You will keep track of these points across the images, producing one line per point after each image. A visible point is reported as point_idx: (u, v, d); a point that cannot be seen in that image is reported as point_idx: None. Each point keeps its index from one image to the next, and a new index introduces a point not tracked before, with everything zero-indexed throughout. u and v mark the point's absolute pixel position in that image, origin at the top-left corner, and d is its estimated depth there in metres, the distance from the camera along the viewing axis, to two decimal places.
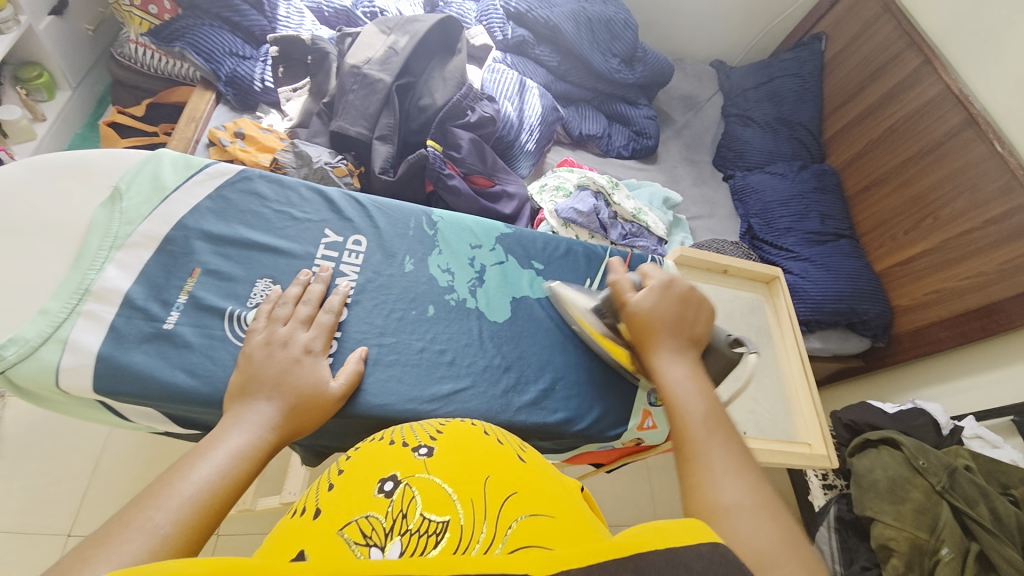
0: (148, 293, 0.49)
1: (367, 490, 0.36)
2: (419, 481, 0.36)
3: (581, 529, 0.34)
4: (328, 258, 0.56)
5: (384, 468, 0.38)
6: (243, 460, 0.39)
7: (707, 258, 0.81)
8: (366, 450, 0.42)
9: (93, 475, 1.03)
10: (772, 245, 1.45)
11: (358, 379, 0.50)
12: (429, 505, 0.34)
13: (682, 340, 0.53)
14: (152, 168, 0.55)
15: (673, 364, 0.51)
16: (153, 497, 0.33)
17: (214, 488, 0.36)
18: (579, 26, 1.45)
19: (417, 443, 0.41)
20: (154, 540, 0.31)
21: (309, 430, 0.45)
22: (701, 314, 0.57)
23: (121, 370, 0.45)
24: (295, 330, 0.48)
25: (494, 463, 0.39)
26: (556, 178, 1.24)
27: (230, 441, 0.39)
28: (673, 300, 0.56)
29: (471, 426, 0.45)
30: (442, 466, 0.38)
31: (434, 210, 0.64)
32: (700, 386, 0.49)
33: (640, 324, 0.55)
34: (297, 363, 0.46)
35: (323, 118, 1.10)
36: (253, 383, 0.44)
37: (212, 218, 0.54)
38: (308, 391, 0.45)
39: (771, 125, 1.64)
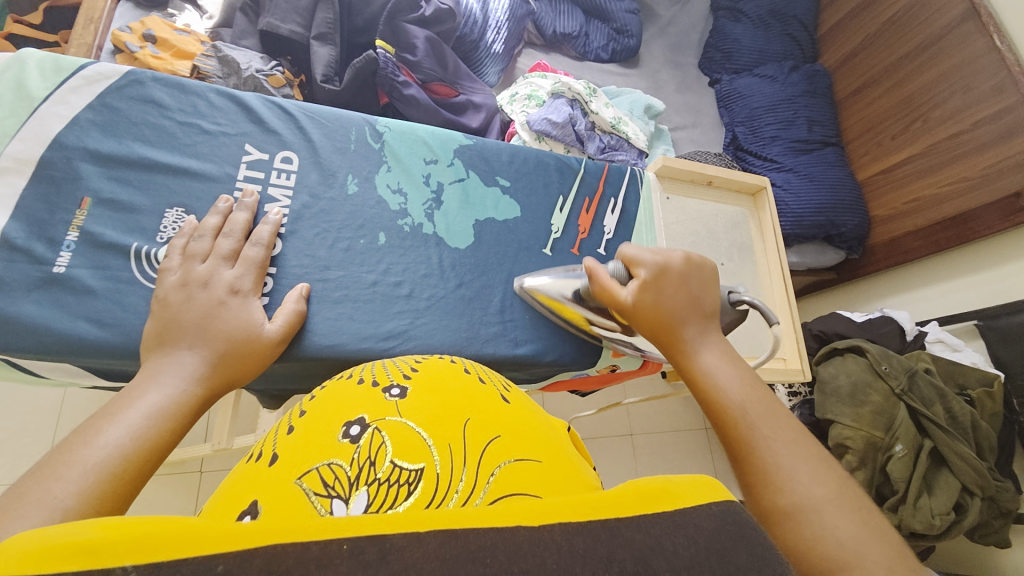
0: (29, 231, 0.41)
1: (331, 435, 0.32)
2: (390, 426, 0.32)
3: (570, 476, 0.30)
4: (252, 180, 0.48)
5: (350, 412, 0.34)
6: (167, 420, 0.33)
7: (691, 169, 0.74)
8: (334, 390, 0.38)
9: (60, 422, 1.01)
10: (757, 156, 1.37)
11: (301, 319, 0.45)
12: (400, 452, 0.29)
13: (702, 324, 0.48)
14: (12, 72, 0.44)
15: (706, 352, 0.45)
16: (51, 467, 0.28)
17: (125, 454, 0.30)
18: None
19: (389, 383, 0.37)
20: (53, 515, 0.25)
21: (244, 380, 0.40)
22: (706, 286, 0.51)
23: (10, 323, 0.39)
24: (216, 268, 0.42)
25: (472, 404, 0.35)
26: (527, 86, 1.11)
27: (146, 397, 0.34)
28: (682, 284, 0.50)
29: (450, 363, 0.42)
30: (417, 409, 0.33)
31: (379, 119, 0.55)
32: (735, 367, 0.44)
33: (655, 319, 0.48)
34: (222, 305, 0.40)
35: (249, 15, 0.92)
36: (172, 330, 0.38)
37: (97, 134, 0.44)
38: (239, 337, 0.40)
39: (764, 20, 1.49)
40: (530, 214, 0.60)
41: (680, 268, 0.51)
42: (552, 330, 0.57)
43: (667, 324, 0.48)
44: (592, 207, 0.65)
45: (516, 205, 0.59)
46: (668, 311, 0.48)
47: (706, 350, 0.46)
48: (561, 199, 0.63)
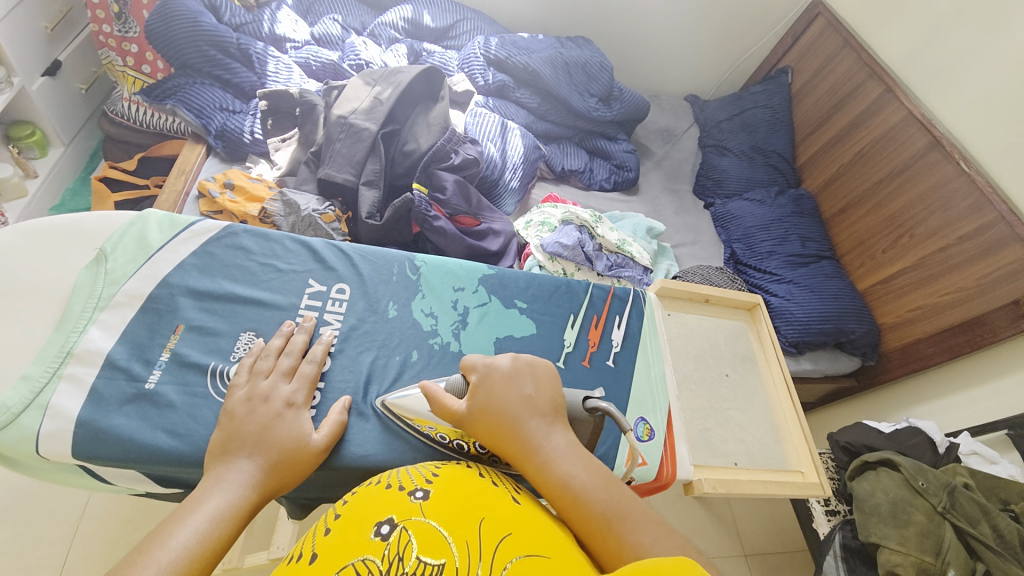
0: (131, 353, 0.49)
1: (364, 533, 0.39)
2: (416, 525, 0.39)
3: (572, 567, 0.37)
4: (312, 307, 0.57)
5: (380, 512, 0.41)
6: (226, 522, 0.40)
7: (689, 288, 0.83)
8: (364, 495, 0.44)
9: (74, 537, 1.00)
10: (756, 269, 1.48)
11: (342, 429, 0.51)
12: (424, 548, 0.37)
13: (543, 419, 0.48)
14: (138, 229, 0.55)
15: (553, 454, 0.46)
16: (130, 568, 0.35)
17: (192, 554, 0.37)
18: (557, 69, 1.54)
19: (413, 487, 0.44)
20: None
21: (291, 485, 0.45)
22: (539, 377, 0.52)
23: (101, 434, 0.45)
24: (277, 383, 0.49)
25: (485, 503, 0.42)
26: (540, 214, 1.28)
27: (210, 502, 0.40)
28: (508, 382, 0.50)
29: (464, 467, 0.49)
30: (436, 510, 0.40)
31: (417, 255, 0.65)
32: (585, 467, 0.45)
33: (496, 429, 0.48)
34: (280, 418, 0.47)
35: (311, 166, 1.13)
36: (235, 441, 0.44)
37: (197, 274, 0.55)
38: (291, 445, 0.46)
39: (747, 154, 1.70)
40: (544, 331, 0.66)
41: (513, 368, 0.52)
42: None
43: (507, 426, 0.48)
44: (599, 323, 0.70)
45: (533, 324, 0.65)
46: (500, 410, 0.49)
47: (543, 443, 0.46)
48: (572, 317, 0.69)
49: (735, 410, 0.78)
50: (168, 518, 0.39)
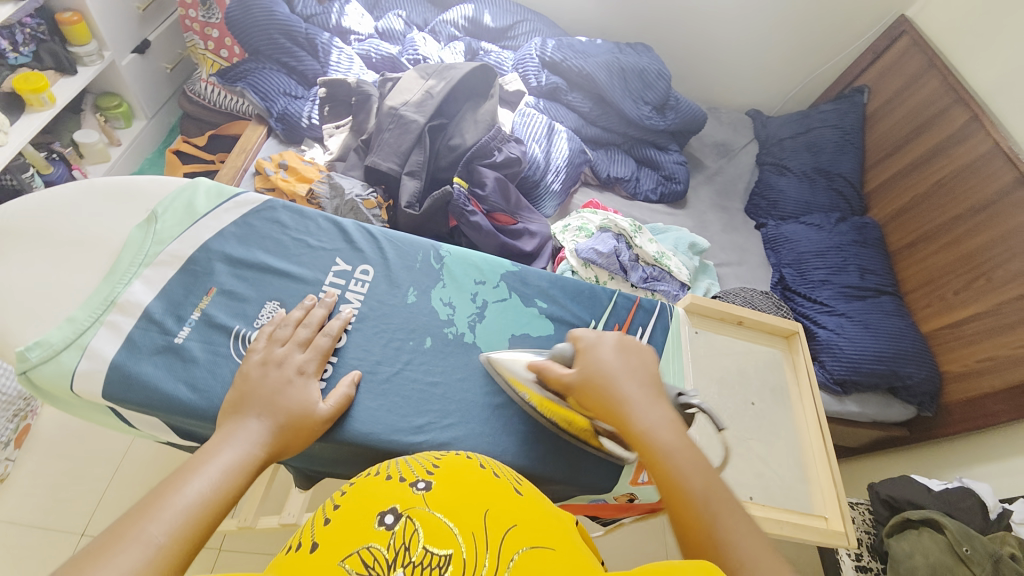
0: (166, 308, 0.52)
1: (368, 523, 0.39)
2: (420, 515, 0.38)
3: (577, 563, 0.38)
4: (335, 285, 0.58)
5: (382, 502, 0.41)
6: (236, 475, 0.42)
7: (722, 307, 0.79)
8: (364, 484, 0.44)
9: (114, 476, 1.09)
10: (805, 298, 1.39)
11: (349, 402, 0.52)
12: (431, 539, 0.36)
13: (642, 389, 0.51)
14: (188, 195, 0.59)
15: (654, 425, 0.48)
16: (146, 509, 0.38)
17: (206, 501, 0.40)
18: (612, 75, 1.52)
19: (415, 477, 0.44)
20: (146, 550, 0.35)
21: (297, 450, 0.48)
22: (642, 357, 0.55)
23: (130, 379, 0.48)
24: (291, 352, 0.51)
25: (489, 497, 0.42)
26: (579, 219, 1.26)
27: (224, 454, 0.43)
28: (619, 357, 0.54)
29: (466, 458, 0.48)
30: (439, 501, 0.40)
31: (443, 245, 0.66)
32: (682, 442, 0.48)
33: (598, 391, 0.51)
34: (290, 382, 0.49)
35: (360, 153, 1.17)
36: (248, 400, 0.47)
37: (234, 243, 0.57)
38: (298, 411, 0.48)
39: (808, 175, 1.60)
40: (562, 334, 0.64)
41: (619, 343, 0.55)
42: (572, 450, 0.58)
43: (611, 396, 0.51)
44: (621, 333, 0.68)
45: (551, 326, 0.64)
46: (607, 378, 0.52)
47: (649, 415, 0.49)
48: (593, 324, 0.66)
49: (758, 442, 0.73)
50: (183, 468, 0.41)
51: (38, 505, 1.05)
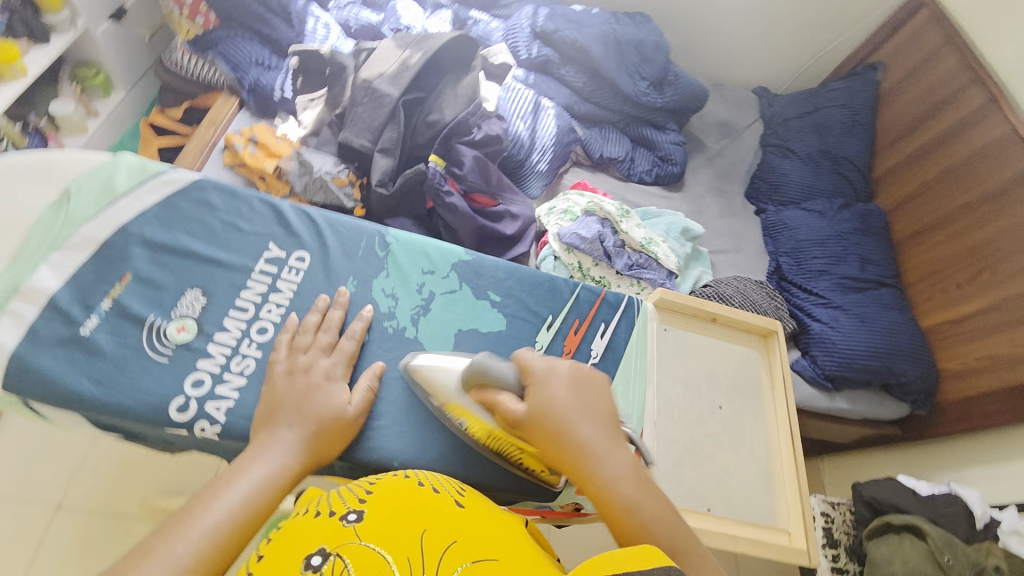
0: (74, 297, 0.49)
1: (292, 570, 0.34)
2: (352, 550, 0.35)
3: (525, 570, 0.37)
4: (266, 273, 0.54)
5: (308, 544, 0.36)
6: (267, 492, 0.41)
7: (694, 303, 0.75)
8: (287, 527, 0.40)
9: (89, 455, 1.11)
10: (801, 288, 1.33)
11: (370, 401, 0.51)
12: (364, 572, 0.33)
13: (606, 434, 0.44)
14: (107, 172, 0.54)
15: (618, 479, 0.42)
16: (178, 526, 0.37)
17: (235, 518, 0.39)
18: (607, 47, 1.43)
19: (345, 509, 0.40)
20: (171, 571, 0.35)
21: (332, 458, 0.47)
22: (598, 391, 0.48)
23: (30, 372, 0.45)
24: (316, 357, 0.49)
25: (427, 515, 0.39)
26: (564, 202, 1.20)
27: (254, 470, 0.42)
28: (572, 391, 0.46)
29: (404, 477, 0.46)
30: (372, 531, 0.37)
31: (390, 230, 0.60)
32: (651, 496, 0.41)
33: (548, 438, 0.44)
34: (317, 387, 0.48)
35: (334, 129, 1.12)
36: (276, 411, 0.46)
37: (155, 225, 0.53)
38: (328, 418, 0.47)
39: (813, 158, 1.52)
40: (515, 330, 0.60)
41: (573, 375, 0.48)
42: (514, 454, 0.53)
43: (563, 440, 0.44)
44: (580, 329, 0.63)
45: (503, 320, 0.59)
46: (558, 416, 0.45)
47: (611, 463, 0.42)
48: (550, 318, 0.62)
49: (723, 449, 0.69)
50: (212, 482, 0.41)
51: (13, 481, 1.07)
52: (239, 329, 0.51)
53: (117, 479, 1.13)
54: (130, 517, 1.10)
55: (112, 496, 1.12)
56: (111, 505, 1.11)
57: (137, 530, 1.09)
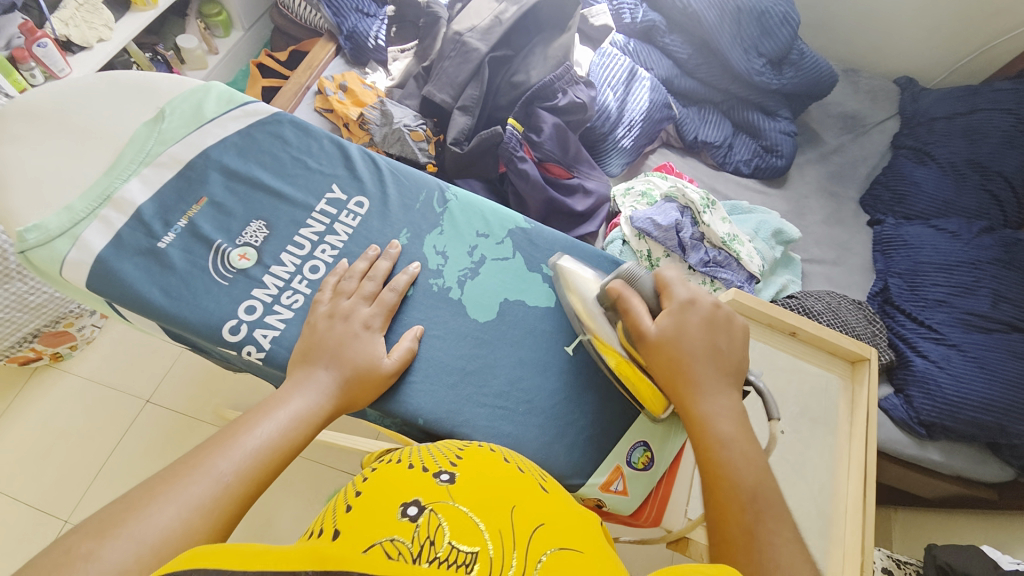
0: (156, 211, 0.50)
1: (390, 512, 0.36)
2: (446, 509, 0.36)
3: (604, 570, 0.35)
4: (325, 214, 0.54)
5: (405, 492, 0.38)
6: (303, 425, 0.43)
7: (772, 315, 0.77)
8: (383, 471, 0.42)
9: (179, 357, 1.31)
10: (910, 317, 1.15)
11: (411, 358, 0.50)
12: (458, 535, 0.34)
13: (721, 377, 0.47)
14: (199, 98, 0.56)
15: (718, 416, 0.45)
16: (223, 445, 0.40)
17: (273, 445, 0.41)
18: (724, 15, 1.27)
19: (438, 468, 0.41)
20: (216, 485, 0.38)
21: (365, 403, 0.47)
22: (732, 339, 0.49)
23: (111, 276, 0.47)
24: (357, 305, 0.49)
25: (514, 493, 0.40)
26: (644, 183, 1.13)
27: (292, 403, 0.44)
28: (703, 325, 0.48)
29: (488, 450, 0.46)
30: (464, 496, 0.38)
31: (451, 187, 0.58)
32: (749, 443, 0.44)
33: (669, 359, 0.47)
34: (355, 337, 0.48)
35: (419, 82, 1.12)
36: (316, 351, 0.46)
37: (233, 154, 0.54)
38: (364, 365, 0.47)
39: (956, 168, 1.28)
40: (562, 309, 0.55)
41: (710, 313, 0.49)
42: (542, 436, 0.50)
43: (677, 363, 0.47)
44: None
45: (552, 296, 0.55)
46: (680, 347, 0.47)
47: (712, 402, 0.46)
48: None
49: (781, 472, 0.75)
50: (256, 407, 0.44)
51: (117, 367, 1.30)
52: (292, 264, 0.51)
53: (195, 382, 1.28)
54: (202, 417, 1.25)
55: (190, 397, 1.27)
56: (188, 403, 1.26)
57: (205, 431, 1.24)
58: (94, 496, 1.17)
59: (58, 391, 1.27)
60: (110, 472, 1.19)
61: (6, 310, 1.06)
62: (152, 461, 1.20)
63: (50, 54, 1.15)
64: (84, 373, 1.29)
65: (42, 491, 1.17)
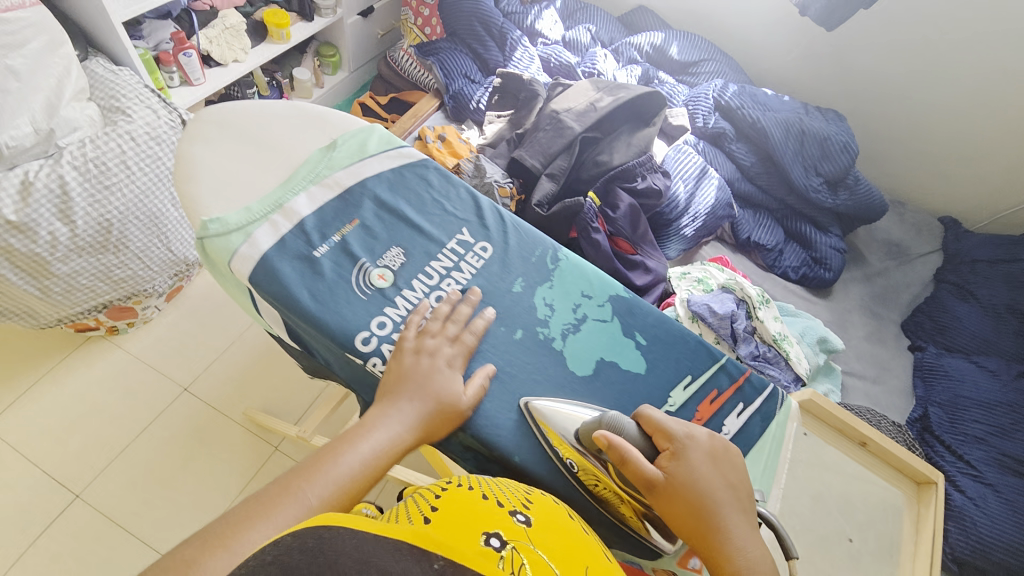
0: (316, 225, 0.57)
1: (474, 537, 0.38)
2: (526, 549, 0.38)
3: None
4: (454, 252, 0.60)
5: (486, 524, 0.40)
6: (381, 457, 0.48)
7: (845, 421, 0.81)
8: (456, 498, 0.45)
9: (223, 353, 1.35)
10: (949, 449, 1.14)
11: (481, 393, 0.53)
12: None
13: (741, 515, 0.48)
14: (364, 136, 0.64)
15: (748, 559, 0.46)
16: (312, 471, 0.46)
17: (354, 474, 0.47)
18: (789, 135, 1.40)
19: (513, 509, 0.44)
20: (303, 509, 0.44)
21: (440, 435, 0.51)
22: (735, 470, 0.51)
23: (270, 274, 0.53)
24: (441, 345, 0.53)
25: (587, 554, 0.42)
26: (701, 271, 1.19)
27: (375, 436, 0.49)
28: (710, 462, 0.50)
29: (556, 507, 0.48)
30: (540, 540, 0.40)
31: (563, 249, 0.64)
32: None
33: (690, 500, 0.47)
34: (437, 372, 0.52)
35: (511, 145, 1.23)
36: (399, 385, 0.51)
37: (385, 187, 0.62)
38: (439, 399, 0.51)
39: (998, 311, 1.33)
40: (652, 379, 0.58)
41: (711, 449, 0.51)
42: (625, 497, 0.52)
43: (699, 506, 0.48)
44: (717, 400, 0.59)
45: (643, 364, 0.59)
46: (698, 488, 0.48)
47: (741, 547, 0.47)
48: (688, 377, 0.59)
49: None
50: (339, 439, 0.49)
51: (162, 352, 1.34)
52: (421, 290, 0.57)
53: (235, 379, 1.32)
54: (233, 416, 1.27)
55: (226, 393, 1.30)
56: (222, 400, 1.29)
57: (232, 429, 1.25)
58: (108, 477, 1.17)
59: (101, 364, 1.30)
60: (132, 453, 1.20)
61: (91, 279, 1.10)
62: (174, 451, 1.21)
63: (191, 64, 1.30)
64: (133, 350, 1.33)
65: (62, 458, 1.17)
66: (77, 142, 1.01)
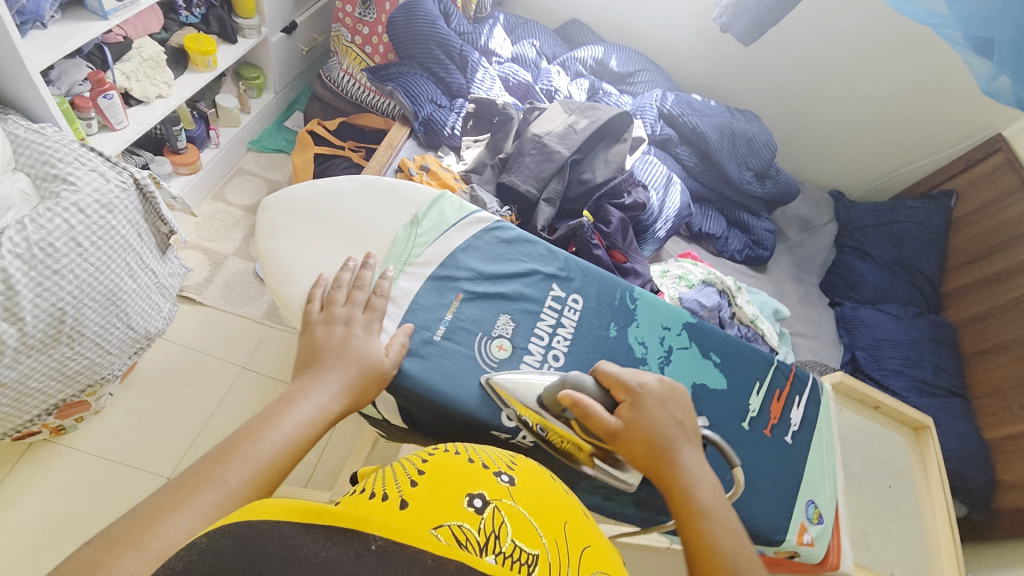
0: (428, 317, 0.64)
1: (456, 499, 0.37)
2: (507, 508, 0.37)
3: None
4: (553, 309, 0.68)
5: (471, 484, 0.39)
6: (308, 427, 0.51)
7: (864, 393, 1.01)
8: (442, 459, 0.43)
9: (203, 429, 1.20)
10: (878, 383, 1.44)
11: (402, 352, 0.60)
12: (520, 535, 0.35)
13: (687, 449, 0.57)
14: (440, 206, 0.72)
15: (692, 484, 0.55)
16: (231, 456, 0.46)
17: (283, 448, 0.49)
18: (723, 137, 1.60)
19: (498, 469, 0.43)
20: (224, 492, 0.43)
21: (368, 397, 0.57)
22: (685, 410, 0.59)
23: (406, 368, 0.60)
24: (353, 312, 0.60)
25: (565, 509, 0.42)
26: (680, 269, 1.33)
27: (301, 410, 0.52)
28: (663, 404, 0.58)
29: (538, 468, 0.48)
30: (523, 496, 0.40)
31: (638, 287, 0.71)
32: (715, 501, 0.55)
33: (644, 437, 0.56)
34: (355, 337, 0.58)
35: (496, 171, 1.24)
36: (319, 355, 0.56)
37: (477, 259, 0.70)
38: (361, 364, 0.57)
39: (888, 266, 1.67)
40: (734, 391, 0.68)
41: (664, 393, 0.59)
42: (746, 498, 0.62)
43: (651, 440, 0.56)
44: (782, 398, 0.70)
45: (724, 381, 0.68)
46: (650, 426, 0.56)
47: (685, 473, 0.55)
48: (758, 383, 0.70)
49: (859, 520, 0.90)
50: (255, 422, 0.50)
51: (125, 444, 1.15)
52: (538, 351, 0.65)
53: None
54: None
55: None
56: None
57: None
58: None
59: (50, 475, 1.09)
60: None
61: (43, 379, 0.91)
62: None
63: (114, 106, 1.11)
64: (89, 450, 1.13)
65: None
66: (14, 224, 0.84)
